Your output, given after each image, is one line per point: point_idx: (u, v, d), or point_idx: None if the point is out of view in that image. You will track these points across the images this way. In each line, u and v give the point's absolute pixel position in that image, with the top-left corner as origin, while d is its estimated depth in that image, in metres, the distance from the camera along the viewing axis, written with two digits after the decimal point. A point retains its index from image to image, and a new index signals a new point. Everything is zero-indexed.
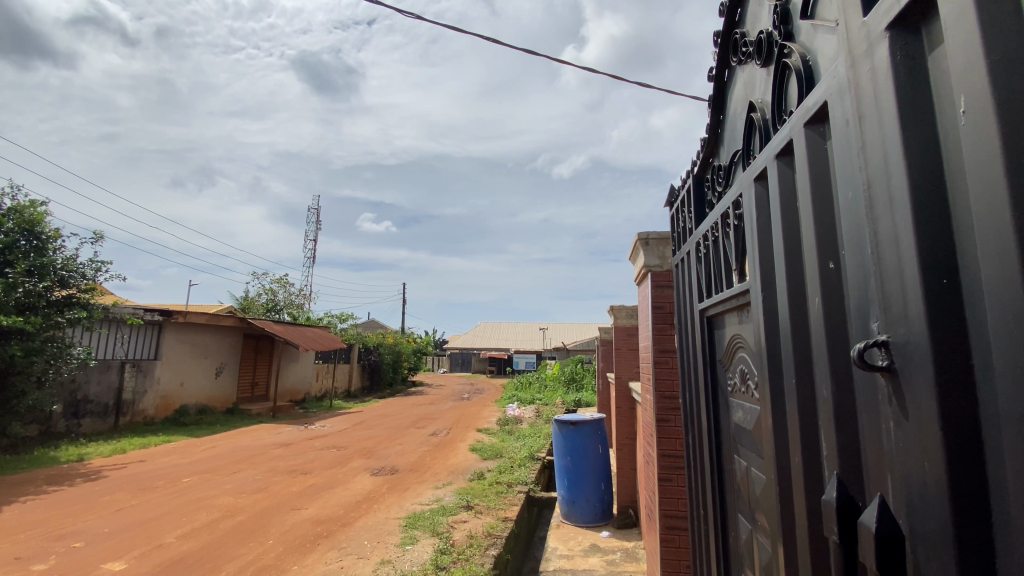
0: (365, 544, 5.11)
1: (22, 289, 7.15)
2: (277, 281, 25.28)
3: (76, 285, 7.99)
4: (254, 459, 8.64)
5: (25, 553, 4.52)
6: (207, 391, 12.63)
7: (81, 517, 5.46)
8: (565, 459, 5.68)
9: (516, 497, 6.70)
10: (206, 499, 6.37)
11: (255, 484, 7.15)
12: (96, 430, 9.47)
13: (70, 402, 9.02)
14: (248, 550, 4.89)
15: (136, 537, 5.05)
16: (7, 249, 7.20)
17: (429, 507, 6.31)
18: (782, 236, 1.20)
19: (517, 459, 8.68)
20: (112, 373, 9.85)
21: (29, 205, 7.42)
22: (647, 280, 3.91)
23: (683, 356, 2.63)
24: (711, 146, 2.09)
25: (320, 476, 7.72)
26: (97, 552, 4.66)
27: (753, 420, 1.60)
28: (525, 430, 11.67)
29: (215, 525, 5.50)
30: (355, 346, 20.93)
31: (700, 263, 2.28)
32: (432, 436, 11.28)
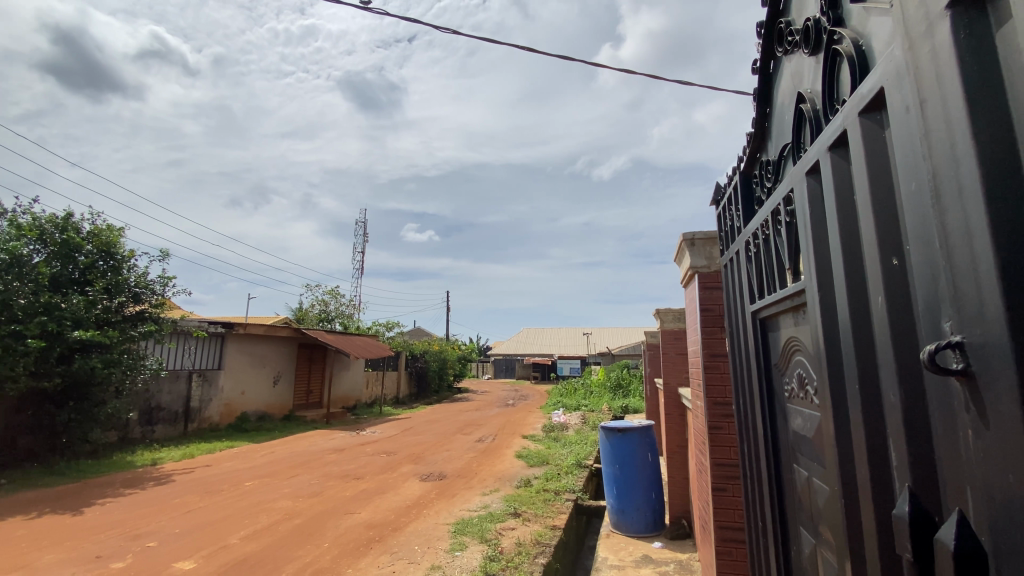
0: (415, 549, 5.18)
1: (101, 305, 7.77)
2: (328, 293, 26.37)
3: (147, 301, 8.59)
4: (309, 464, 8.99)
5: (104, 552, 4.86)
6: (266, 399, 13.26)
7: (154, 519, 5.83)
8: (613, 468, 5.57)
9: (564, 505, 6.60)
10: (266, 502, 6.67)
11: (311, 489, 7.42)
12: (168, 436, 10.14)
13: (145, 410, 9.70)
14: (306, 552, 5.08)
15: (204, 538, 5.35)
16: (88, 269, 7.84)
17: (477, 514, 6.33)
18: (837, 231, 1.13)
19: (563, 467, 8.61)
20: (181, 383, 10.52)
21: (106, 228, 8.04)
22: (694, 282, 3.76)
23: (735, 361, 2.52)
24: (758, 141, 2.01)
25: (371, 481, 7.93)
26: (169, 551, 4.97)
27: (814, 428, 1.51)
28: (571, 437, 11.58)
29: (274, 528, 5.73)
30: (402, 354, 21.41)
31: (750, 263, 2.18)
32: (479, 442, 11.34)
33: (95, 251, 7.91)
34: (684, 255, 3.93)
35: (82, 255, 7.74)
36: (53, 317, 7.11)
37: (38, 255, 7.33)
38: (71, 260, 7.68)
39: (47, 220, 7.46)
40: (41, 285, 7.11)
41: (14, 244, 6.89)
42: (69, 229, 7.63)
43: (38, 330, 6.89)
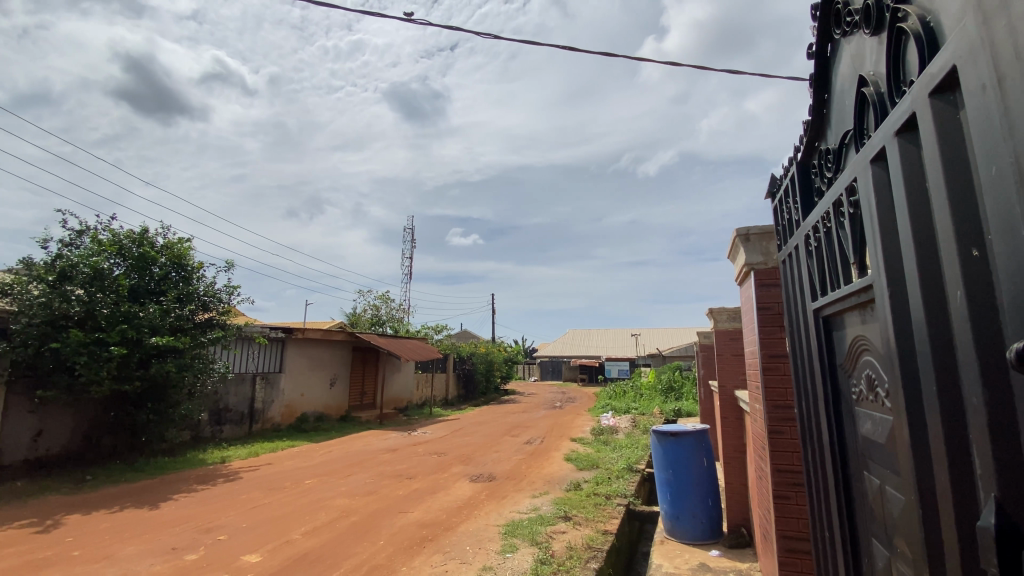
0: (467, 549, 5.25)
1: (174, 313, 8.39)
2: (379, 298, 27.25)
3: (215, 309, 9.20)
4: (364, 463, 9.31)
5: (180, 544, 5.23)
6: (323, 400, 13.86)
7: (223, 514, 6.21)
8: (666, 473, 5.42)
9: (616, 510, 6.48)
10: (325, 500, 6.95)
11: (366, 487, 7.67)
12: (235, 435, 10.80)
13: (214, 411, 10.38)
14: (363, 549, 5.25)
15: (269, 532, 5.64)
16: (163, 280, 8.48)
17: (527, 516, 6.33)
18: (907, 222, 1.05)
19: (614, 471, 8.45)
20: (246, 385, 11.17)
21: (178, 241, 8.67)
22: (750, 279, 3.61)
23: (796, 361, 2.38)
24: (816, 129, 1.89)
25: (423, 481, 8.09)
26: (237, 544, 5.27)
27: (886, 433, 1.39)
28: (621, 440, 11.35)
29: (333, 524, 5.97)
30: (450, 356, 21.75)
31: (811, 258, 2.05)
32: (528, 444, 11.32)
33: (168, 263, 8.55)
34: (739, 252, 3.78)
35: (157, 267, 8.38)
36: (132, 326, 7.71)
37: (118, 268, 8.00)
38: (147, 272, 8.32)
39: (125, 236, 8.13)
40: (121, 295, 7.75)
41: (94, 259, 7.58)
42: (145, 244, 8.27)
43: (119, 338, 7.49)
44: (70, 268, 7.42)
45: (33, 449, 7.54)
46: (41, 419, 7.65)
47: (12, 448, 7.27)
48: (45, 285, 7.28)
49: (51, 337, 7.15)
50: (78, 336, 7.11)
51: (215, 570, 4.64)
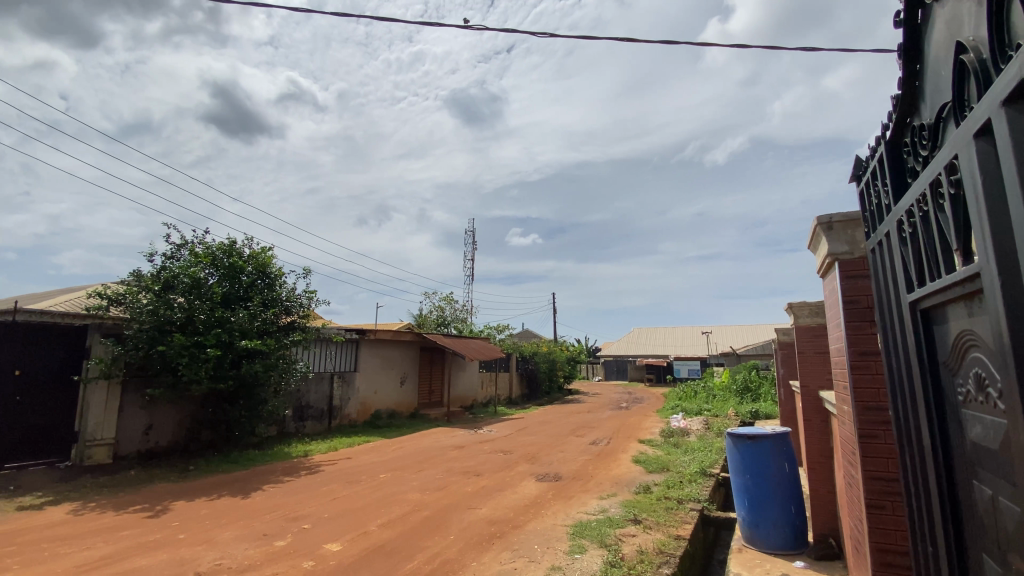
0: (535, 548, 5.27)
1: (261, 318, 9.10)
2: (443, 299, 28.01)
3: (296, 313, 9.88)
4: (434, 459, 9.63)
5: (269, 531, 5.66)
6: (395, 398, 14.46)
7: (307, 504, 6.66)
8: (743, 477, 5.11)
9: (689, 515, 6.24)
10: (399, 494, 7.25)
11: (436, 483, 7.92)
12: (316, 431, 11.55)
13: (297, 408, 11.17)
14: (434, 542, 5.43)
15: (348, 523, 5.97)
16: (250, 287, 9.23)
17: (596, 517, 6.25)
18: (1018, 205, 0.93)
19: (686, 474, 8.14)
20: (325, 384, 11.91)
21: (262, 251, 9.40)
22: (835, 270, 3.33)
23: (890, 359, 2.17)
24: (908, 103, 1.72)
25: (490, 478, 8.22)
26: (320, 533, 5.62)
27: (999, 438, 1.24)
28: (693, 443, 10.89)
29: (407, 518, 6.22)
30: (513, 356, 21.93)
31: (905, 245, 1.87)
32: (594, 445, 11.16)
33: (255, 271, 9.29)
34: (821, 242, 3.51)
35: (245, 275, 9.14)
36: (224, 330, 8.45)
37: (212, 277, 8.81)
38: (237, 280, 9.08)
39: (217, 248, 8.92)
40: (215, 302, 8.51)
41: (192, 270, 8.39)
42: (234, 254, 9.04)
43: (214, 341, 8.23)
44: (173, 279, 8.27)
45: (145, 440, 8.53)
46: (150, 414, 8.61)
47: (127, 440, 8.26)
48: (152, 294, 8.13)
49: (158, 341, 7.97)
50: (180, 340, 7.88)
51: (301, 557, 4.97)
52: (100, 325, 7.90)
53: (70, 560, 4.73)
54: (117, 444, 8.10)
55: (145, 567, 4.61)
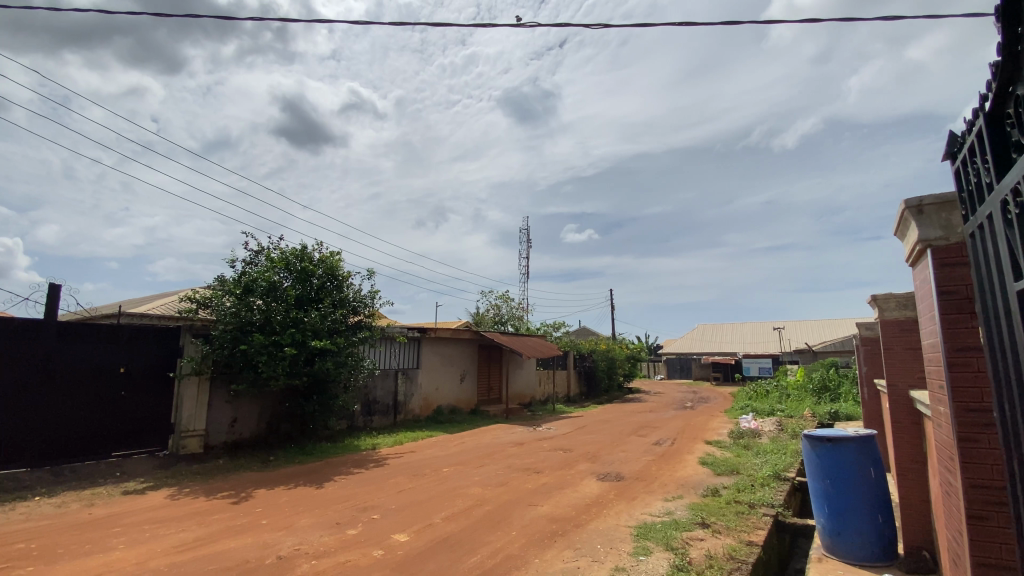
0: (598, 548, 5.21)
1: (331, 318, 9.61)
2: (500, 297, 28.29)
3: (363, 312, 10.35)
4: (495, 455, 9.76)
5: (342, 520, 5.98)
6: (455, 395, 14.80)
7: (376, 496, 6.97)
8: (822, 482, 4.78)
9: (762, 521, 5.92)
10: (461, 488, 7.42)
11: (497, 478, 8.03)
12: (383, 425, 12.08)
13: (365, 403, 11.72)
14: (496, 537, 5.50)
15: (414, 515, 6.19)
16: (321, 289, 9.77)
17: (661, 520, 6.07)
18: None
19: (758, 477, 7.71)
20: (390, 380, 12.41)
21: (330, 254, 9.91)
22: (926, 257, 3.03)
23: (993, 356, 1.94)
24: (1010, 71, 1.53)
25: (551, 476, 8.22)
26: (387, 524, 5.86)
27: None
28: (766, 445, 10.30)
29: (469, 512, 6.35)
30: (571, 353, 21.78)
31: (1010, 229, 1.66)
32: (657, 446, 10.84)
33: (325, 274, 9.81)
34: (910, 227, 3.20)
35: (315, 278, 9.67)
36: (298, 329, 9.01)
37: (286, 280, 9.41)
38: (308, 282, 9.65)
39: (290, 253, 9.52)
40: (289, 303, 9.09)
41: (268, 274, 9.01)
42: (305, 259, 9.61)
43: (290, 340, 8.80)
44: (252, 283, 8.91)
45: (231, 432, 9.28)
46: (235, 408, 9.35)
47: (216, 431, 9.02)
48: (234, 297, 8.82)
49: (240, 340, 8.63)
50: (260, 339, 8.49)
51: (370, 546, 5.21)
52: (190, 327, 8.64)
53: (169, 541, 5.24)
54: (207, 435, 8.88)
55: (232, 549, 5.02)
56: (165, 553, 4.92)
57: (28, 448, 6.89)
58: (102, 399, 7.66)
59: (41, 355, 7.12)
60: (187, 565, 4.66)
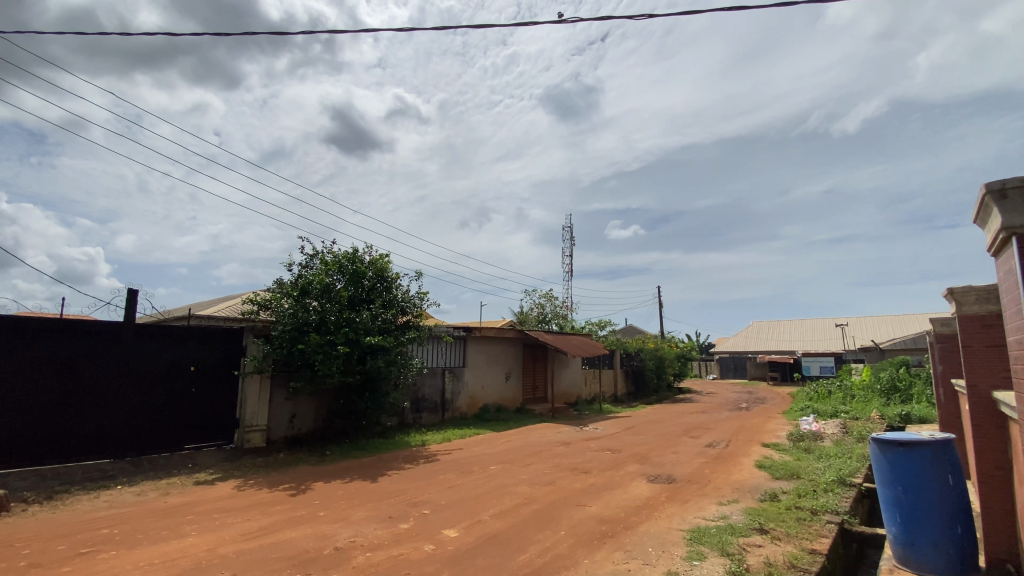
0: (650, 551, 5.10)
1: (381, 318, 9.92)
2: (544, 296, 28.30)
3: (412, 312, 10.60)
4: (543, 454, 9.75)
5: (395, 514, 6.16)
6: (501, 393, 14.91)
7: (426, 491, 7.14)
8: (894, 490, 4.46)
9: (826, 528, 5.59)
10: (509, 486, 7.47)
11: (544, 477, 8.01)
12: (431, 422, 12.35)
13: (414, 400, 12.03)
14: (545, 537, 5.49)
15: (464, 511, 6.28)
16: (372, 290, 10.10)
17: (716, 524, 5.86)
18: None
19: (820, 482, 7.30)
20: (438, 379, 12.66)
21: (380, 257, 10.22)
22: (1012, 245, 2.77)
23: None
24: None
25: (599, 476, 8.11)
26: (438, 520, 5.98)
27: None
28: (828, 448, 9.73)
29: (518, 510, 6.38)
30: (617, 352, 21.46)
31: None
32: (710, 447, 10.48)
33: (375, 275, 10.12)
34: (992, 213, 2.94)
35: (366, 279, 9.99)
36: (351, 329, 9.36)
37: (339, 282, 9.78)
38: (359, 284, 9.98)
39: (343, 256, 9.89)
40: (342, 304, 9.46)
41: (322, 277, 9.41)
42: (357, 261, 9.96)
43: (343, 339, 9.13)
44: (308, 285, 9.33)
45: (291, 427, 9.76)
46: (294, 404, 9.83)
47: (277, 426, 9.52)
48: (292, 299, 9.27)
49: (298, 340, 9.04)
50: (315, 339, 8.88)
51: (421, 540, 5.33)
52: (253, 328, 9.16)
53: (237, 529, 5.58)
54: (269, 429, 9.37)
55: (294, 539, 5.29)
56: (233, 540, 5.24)
57: (111, 440, 7.52)
58: (176, 395, 8.25)
59: (121, 355, 7.73)
60: (253, 552, 4.94)
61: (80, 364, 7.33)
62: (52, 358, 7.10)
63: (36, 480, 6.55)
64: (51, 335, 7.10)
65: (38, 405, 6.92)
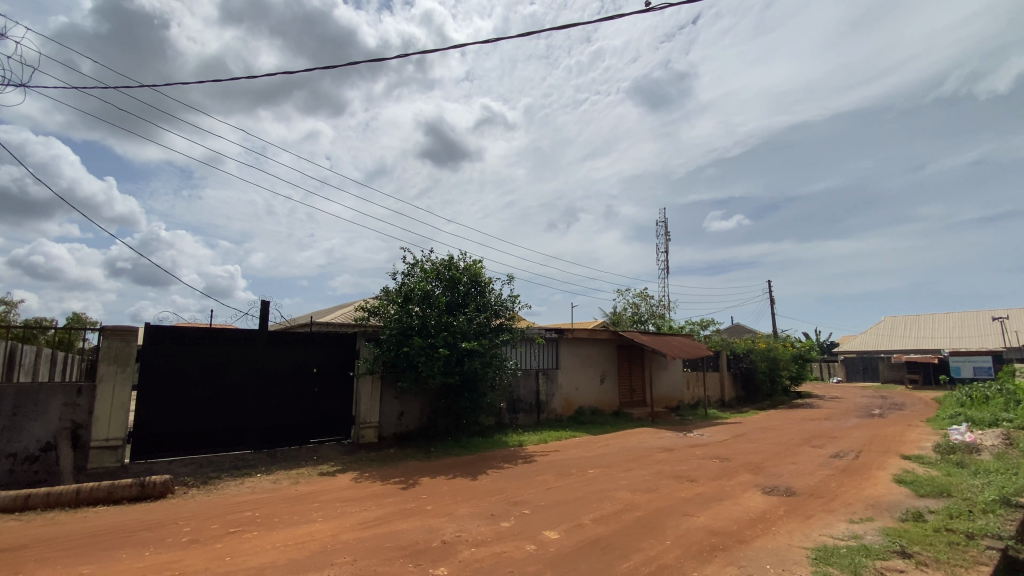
0: (767, 568, 4.68)
1: (477, 321, 10.23)
2: (639, 296, 27.35)
3: (505, 315, 10.82)
4: (643, 460, 9.40)
5: (497, 512, 6.30)
6: (596, 396, 14.64)
7: (526, 491, 7.22)
8: None
9: (988, 556, 4.73)
10: (609, 491, 7.29)
11: (647, 484, 7.71)
12: (528, 423, 12.49)
13: (510, 401, 12.25)
14: (651, 545, 5.28)
15: (563, 514, 6.25)
16: (467, 295, 10.47)
17: (846, 544, 5.21)
18: None
19: (979, 501, 6.21)
20: (532, 380, 12.79)
21: (474, 262, 10.56)
22: None
23: None
24: None
25: (707, 485, 7.62)
26: (537, 520, 6.01)
27: None
28: (989, 463, 8.24)
29: (619, 516, 6.20)
30: (722, 353, 20.08)
31: None
32: (836, 458, 9.36)
33: (470, 280, 10.48)
34: None
35: (461, 284, 10.37)
36: (449, 332, 9.76)
37: (438, 288, 10.24)
38: (456, 289, 10.38)
39: (440, 263, 10.36)
40: (440, 309, 9.90)
41: (422, 284, 9.93)
42: (453, 268, 10.38)
43: (443, 342, 9.57)
44: (411, 292, 9.91)
45: (399, 424, 10.41)
46: (401, 403, 10.47)
47: (387, 423, 10.20)
48: (397, 306, 9.90)
49: (403, 343, 9.62)
50: (419, 342, 9.38)
51: (523, 540, 5.38)
52: (364, 332, 9.93)
53: (356, 518, 6.06)
54: (381, 426, 10.08)
55: (404, 531, 5.61)
56: (352, 528, 5.70)
57: (250, 433, 8.55)
58: (302, 394, 9.21)
59: (256, 359, 8.76)
60: (370, 540, 5.33)
61: (225, 367, 8.44)
62: (203, 362, 8.26)
63: (193, 468, 7.68)
64: (203, 342, 8.24)
65: (194, 403, 8.09)
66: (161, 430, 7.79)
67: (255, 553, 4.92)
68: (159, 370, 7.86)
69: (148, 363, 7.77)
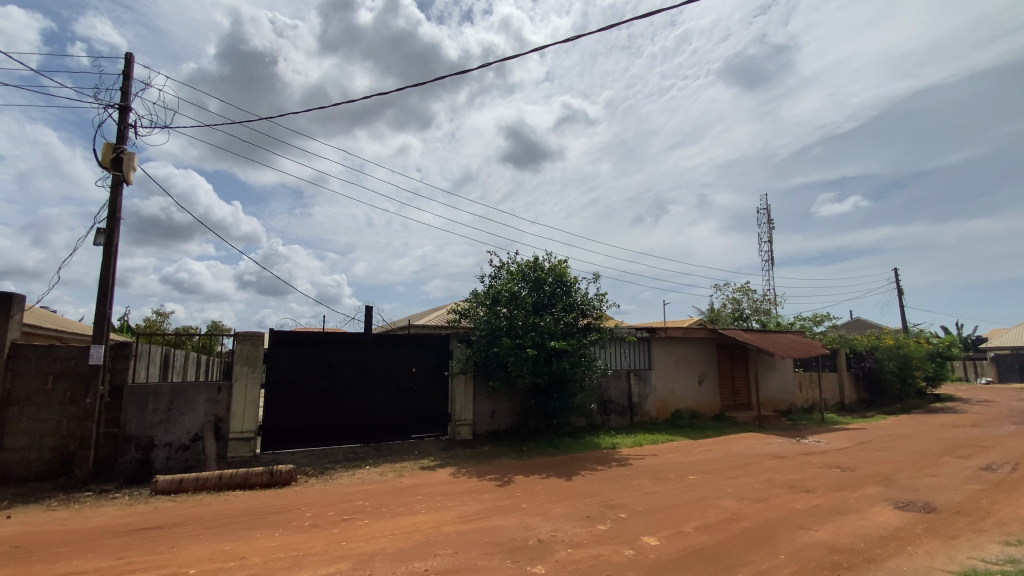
0: None
1: (564, 321, 10.20)
2: (739, 291, 25.53)
3: (592, 314, 10.66)
4: (751, 467, 8.75)
5: (592, 514, 6.23)
6: (694, 398, 13.91)
7: (622, 495, 7.05)
8: None
9: None
10: (712, 499, 6.87)
11: (755, 493, 7.16)
12: (621, 425, 12.21)
13: (602, 402, 12.04)
14: (760, 558, 4.89)
15: (662, 520, 6.00)
16: (553, 295, 10.47)
17: (1004, 570, 4.46)
18: None
19: None
20: (624, 381, 12.46)
21: (559, 262, 10.54)
22: None
23: None
24: None
25: (826, 497, 6.90)
26: (635, 525, 5.84)
27: None
28: None
29: (725, 525, 5.82)
30: (840, 352, 18.13)
31: None
32: (987, 471, 8.01)
33: (555, 280, 10.47)
34: None
35: (547, 285, 10.40)
36: (537, 333, 9.83)
37: (524, 289, 10.37)
38: (542, 289, 10.43)
39: (525, 264, 10.48)
40: (527, 310, 10.01)
41: (510, 285, 10.12)
42: (538, 268, 10.45)
43: (532, 342, 9.66)
44: (498, 294, 10.15)
45: (492, 423, 10.68)
46: (493, 402, 10.74)
47: (481, 421, 10.51)
48: (485, 308, 10.19)
49: (493, 344, 9.87)
50: (508, 342, 9.57)
51: (621, 544, 5.26)
52: (456, 334, 10.34)
53: (456, 511, 6.32)
54: (475, 424, 10.43)
55: (501, 527, 5.75)
56: (452, 521, 5.96)
57: (359, 429, 9.29)
58: (403, 393, 9.81)
59: (362, 360, 9.49)
60: (469, 534, 5.54)
61: (336, 368, 9.24)
62: (318, 363, 9.12)
63: (313, 458, 8.52)
64: (317, 346, 9.10)
65: (311, 400, 8.95)
66: (286, 425, 8.73)
67: (366, 540, 5.32)
68: (282, 371, 8.80)
69: (273, 364, 8.74)
